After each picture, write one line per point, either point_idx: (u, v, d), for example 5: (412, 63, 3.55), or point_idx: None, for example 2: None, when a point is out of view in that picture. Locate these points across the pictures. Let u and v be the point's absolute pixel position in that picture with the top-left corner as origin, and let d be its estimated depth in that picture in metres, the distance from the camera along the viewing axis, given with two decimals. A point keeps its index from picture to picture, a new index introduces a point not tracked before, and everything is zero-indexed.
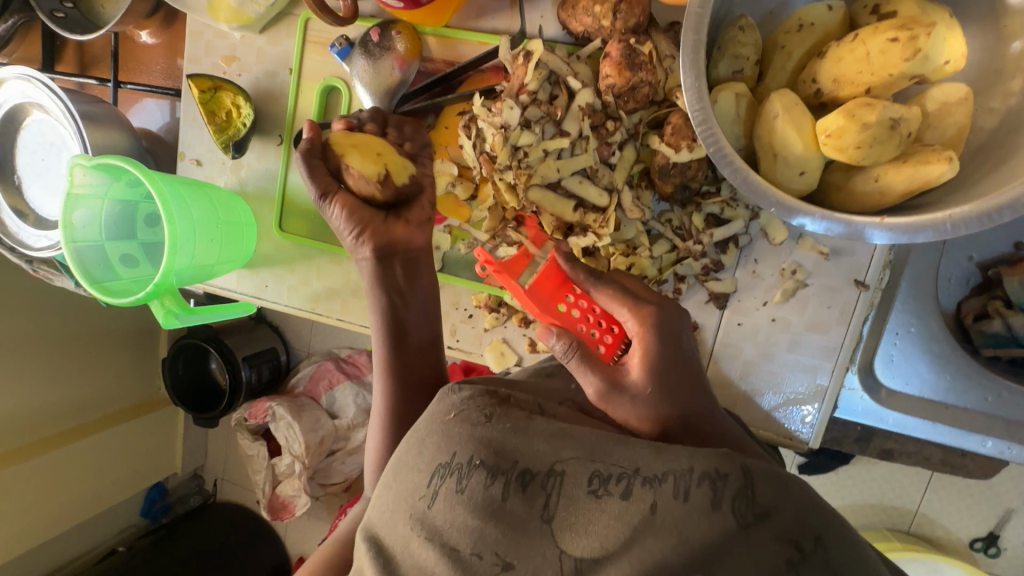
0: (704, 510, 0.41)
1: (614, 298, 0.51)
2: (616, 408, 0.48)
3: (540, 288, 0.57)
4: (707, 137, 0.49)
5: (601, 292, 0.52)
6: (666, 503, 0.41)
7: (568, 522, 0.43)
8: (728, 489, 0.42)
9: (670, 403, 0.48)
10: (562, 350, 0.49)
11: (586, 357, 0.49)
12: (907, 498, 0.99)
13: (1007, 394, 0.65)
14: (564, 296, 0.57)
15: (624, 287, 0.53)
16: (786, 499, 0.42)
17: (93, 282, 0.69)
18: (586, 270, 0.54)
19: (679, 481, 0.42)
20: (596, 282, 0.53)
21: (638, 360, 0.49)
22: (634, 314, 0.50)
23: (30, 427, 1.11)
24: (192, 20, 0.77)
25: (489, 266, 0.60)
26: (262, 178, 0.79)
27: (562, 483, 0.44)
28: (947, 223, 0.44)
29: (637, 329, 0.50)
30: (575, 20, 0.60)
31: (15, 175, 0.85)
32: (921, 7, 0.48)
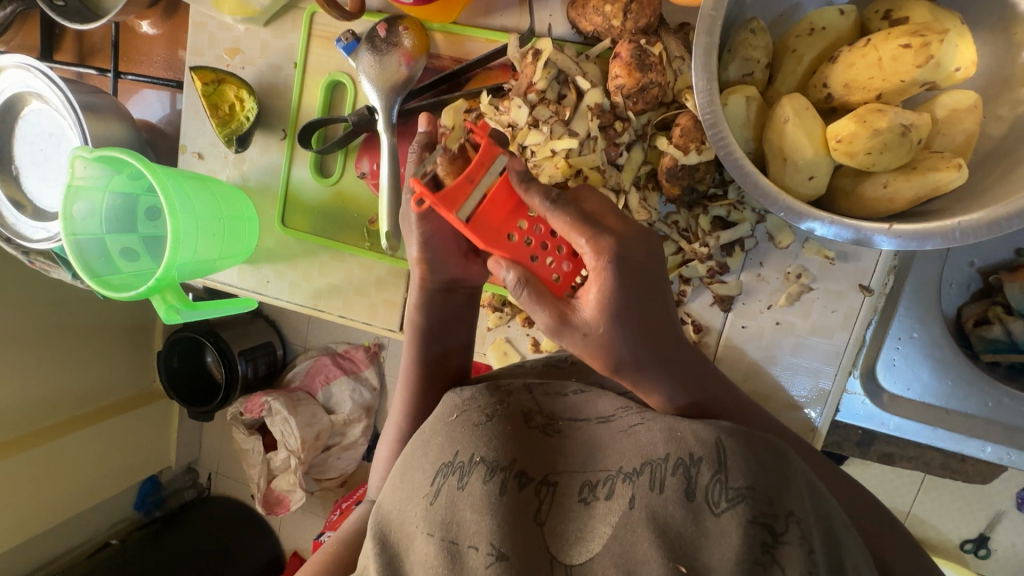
0: (677, 499, 0.42)
1: (569, 227, 0.46)
2: (567, 340, 0.47)
3: (484, 215, 0.47)
4: (718, 141, 0.49)
5: (557, 222, 0.46)
6: (644, 494, 0.43)
7: (560, 532, 0.44)
8: (702, 475, 0.43)
9: (624, 332, 0.46)
10: (514, 283, 0.46)
11: (538, 292, 0.45)
12: (899, 499, 1.00)
13: (1007, 400, 0.66)
14: (512, 223, 0.47)
15: (581, 210, 0.47)
16: (761, 478, 0.43)
17: (93, 275, 0.68)
18: (543, 192, 0.46)
19: (655, 471, 0.44)
20: (554, 207, 0.46)
21: (595, 297, 0.45)
22: (591, 245, 0.45)
23: (24, 419, 1.10)
24: (195, 11, 0.76)
25: (425, 198, 0.46)
26: (265, 172, 0.78)
27: (554, 493, 0.46)
28: (956, 230, 0.45)
29: (596, 264, 0.45)
30: (585, 19, 0.59)
31: (12, 165, 0.84)
32: (933, 13, 0.48)
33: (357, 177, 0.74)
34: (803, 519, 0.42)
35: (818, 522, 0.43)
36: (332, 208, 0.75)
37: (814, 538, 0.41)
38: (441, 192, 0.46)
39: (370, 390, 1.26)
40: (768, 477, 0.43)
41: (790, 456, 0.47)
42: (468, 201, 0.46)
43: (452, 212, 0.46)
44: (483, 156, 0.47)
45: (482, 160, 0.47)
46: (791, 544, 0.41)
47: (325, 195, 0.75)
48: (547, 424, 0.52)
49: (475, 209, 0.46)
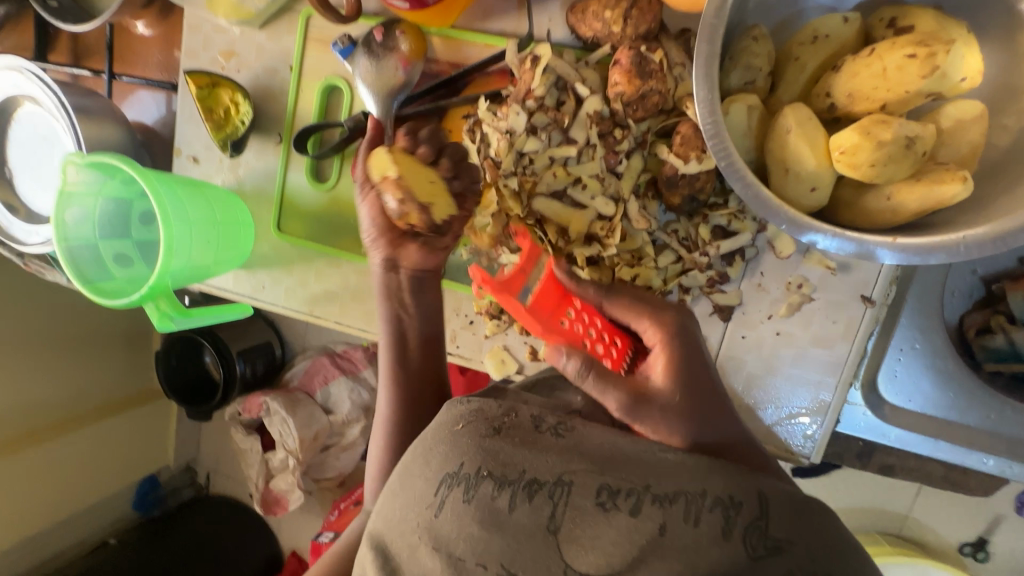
0: (713, 539, 0.41)
1: (626, 309, 0.56)
2: (640, 418, 0.49)
3: (541, 304, 0.59)
4: (719, 151, 0.48)
5: (613, 307, 0.57)
6: (676, 526, 0.41)
7: (575, 536, 0.42)
8: (741, 517, 0.42)
9: (692, 413, 0.50)
10: (575, 370, 0.51)
11: (601, 374, 0.50)
12: (899, 503, 0.99)
13: (1010, 412, 0.65)
14: (564, 312, 0.59)
15: (633, 299, 0.57)
16: (800, 537, 0.43)
17: (86, 282, 0.68)
18: (596, 285, 0.58)
19: (691, 504, 0.42)
20: (609, 298, 0.57)
21: (660, 366, 0.52)
22: (651, 323, 0.55)
23: (20, 421, 1.09)
24: (190, 13, 0.75)
25: (485, 286, 0.59)
26: (260, 177, 0.77)
27: (569, 495, 0.43)
28: (961, 245, 0.44)
29: (657, 339, 0.54)
30: (584, 24, 0.58)
31: (6, 168, 0.83)
32: (938, 22, 0.48)
33: (353, 182, 0.73)
34: (831, 572, 0.42)
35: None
36: (328, 214, 0.75)
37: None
38: (499, 283, 0.60)
39: (368, 392, 1.25)
40: (809, 535, 0.43)
41: (825, 509, 0.47)
42: (525, 287, 0.60)
43: (513, 297, 0.60)
44: (532, 253, 0.60)
45: (530, 258, 0.60)
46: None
47: (321, 200, 0.75)
48: (559, 422, 0.49)
49: (531, 298, 0.60)
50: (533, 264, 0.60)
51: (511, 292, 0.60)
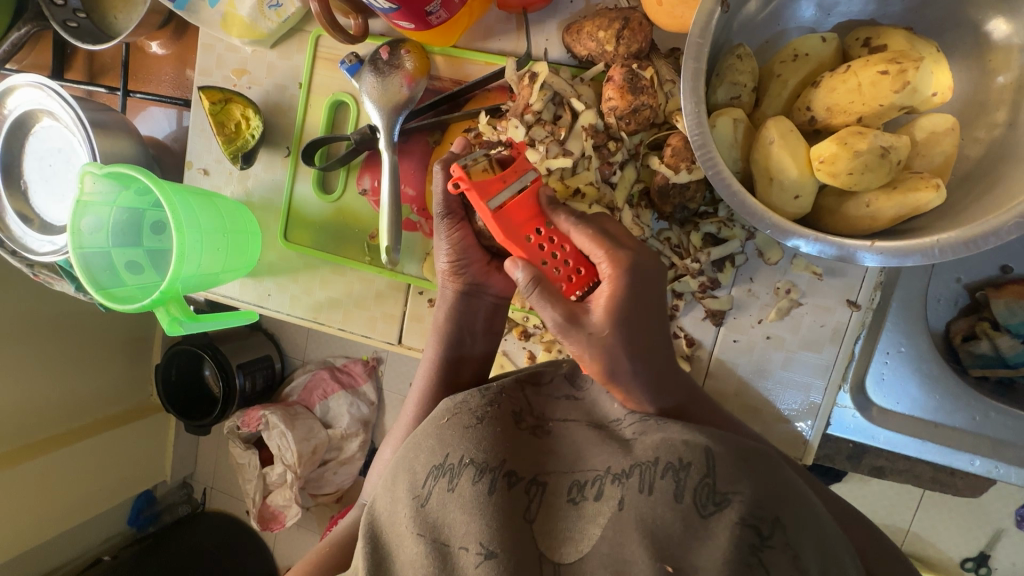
0: (666, 502, 0.42)
1: (591, 240, 0.53)
2: (573, 339, 0.51)
3: (510, 214, 0.55)
4: (706, 161, 0.50)
5: (580, 236, 0.54)
6: (632, 497, 0.43)
7: (549, 530, 0.45)
8: (690, 478, 0.43)
9: (625, 344, 0.51)
10: (524, 283, 0.52)
11: (546, 291, 0.51)
12: (898, 515, 1.00)
13: (995, 413, 0.67)
14: (532, 228, 0.55)
15: (601, 229, 0.55)
16: (746, 482, 0.43)
17: (98, 288, 0.70)
18: (568, 211, 0.55)
19: (644, 474, 0.44)
20: (577, 225, 0.54)
21: (603, 302, 0.51)
22: (608, 256, 0.52)
23: (20, 431, 1.10)
24: (204, 34, 0.79)
25: (462, 183, 0.55)
26: (269, 189, 0.80)
27: (543, 492, 0.47)
28: (935, 248, 0.46)
29: (610, 271, 0.52)
30: (579, 44, 0.62)
31: (22, 180, 0.86)
32: (910, 42, 0.51)
33: (359, 193, 0.76)
34: (788, 523, 0.42)
35: (806, 532, 0.43)
36: (334, 224, 0.77)
37: (802, 546, 0.42)
38: (478, 183, 0.55)
39: (368, 404, 1.26)
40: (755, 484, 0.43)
41: (778, 466, 0.49)
42: (502, 193, 0.55)
43: (485, 198, 0.55)
44: (516, 168, 0.57)
45: (517, 169, 0.57)
46: (778, 548, 0.40)
47: (327, 211, 0.77)
48: (537, 425, 0.54)
49: (503, 204, 0.55)
50: (517, 176, 0.56)
51: (483, 194, 0.55)
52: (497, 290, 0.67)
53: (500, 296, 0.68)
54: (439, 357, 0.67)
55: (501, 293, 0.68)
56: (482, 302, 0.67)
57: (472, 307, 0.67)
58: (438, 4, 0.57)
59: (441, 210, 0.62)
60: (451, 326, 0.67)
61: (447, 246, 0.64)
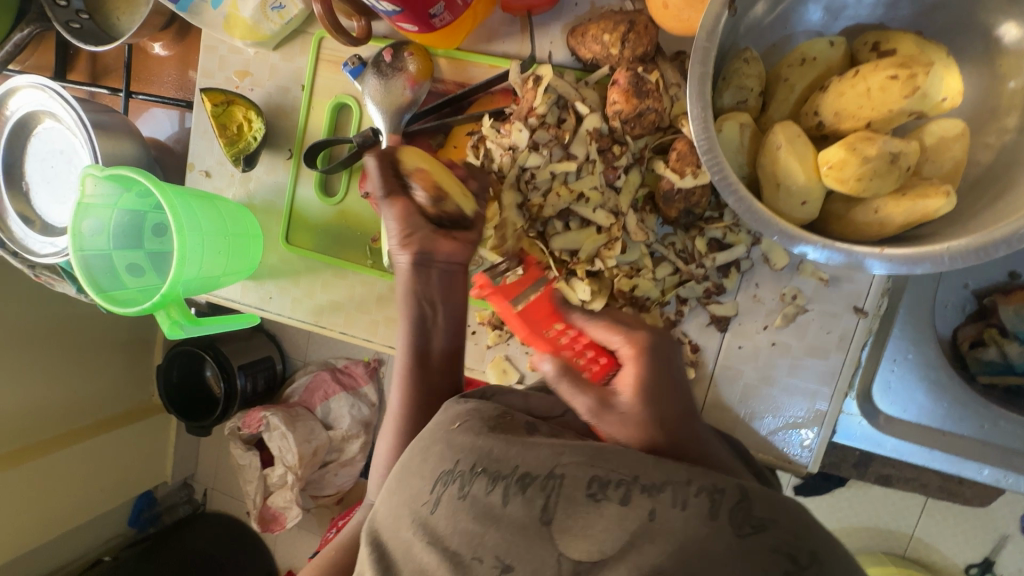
0: (701, 517, 0.41)
1: (608, 326, 0.56)
2: (606, 424, 0.50)
3: (531, 311, 0.61)
4: (712, 166, 0.50)
5: (596, 328, 0.57)
6: (665, 510, 0.42)
7: (568, 526, 0.43)
8: (725, 501, 0.43)
9: (655, 420, 0.49)
10: (553, 374, 0.52)
11: (575, 379, 0.52)
12: (902, 521, 1.00)
13: (1003, 421, 0.66)
14: (552, 324, 0.61)
15: (617, 320, 0.58)
16: (783, 513, 0.43)
17: (100, 291, 0.69)
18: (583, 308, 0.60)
19: (677, 490, 0.43)
20: (590, 319, 0.58)
21: (630, 384, 0.51)
22: (626, 339, 0.54)
23: (19, 432, 1.09)
24: (207, 35, 0.78)
25: (484, 288, 0.62)
26: (271, 191, 0.79)
27: (562, 486, 0.44)
28: (945, 255, 0.45)
29: (631, 352, 0.53)
30: (584, 47, 0.61)
31: (24, 181, 0.85)
32: (919, 46, 0.50)
33: (361, 197, 0.75)
34: (826, 558, 0.42)
35: (838, 564, 0.43)
36: (337, 227, 0.77)
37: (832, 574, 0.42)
38: (497, 286, 0.61)
39: (369, 407, 1.26)
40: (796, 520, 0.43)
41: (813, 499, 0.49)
42: (521, 295, 0.62)
43: (507, 300, 0.61)
44: (532, 274, 0.63)
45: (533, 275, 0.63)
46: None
47: (329, 213, 0.77)
48: None
49: (523, 305, 0.61)
50: (534, 280, 0.63)
51: (505, 295, 0.61)
52: (447, 257, 0.63)
53: (453, 263, 0.63)
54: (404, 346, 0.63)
55: (453, 259, 0.63)
56: (432, 274, 0.63)
57: (424, 278, 0.63)
58: (441, 7, 0.57)
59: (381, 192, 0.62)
60: (412, 303, 0.63)
61: (394, 220, 0.62)
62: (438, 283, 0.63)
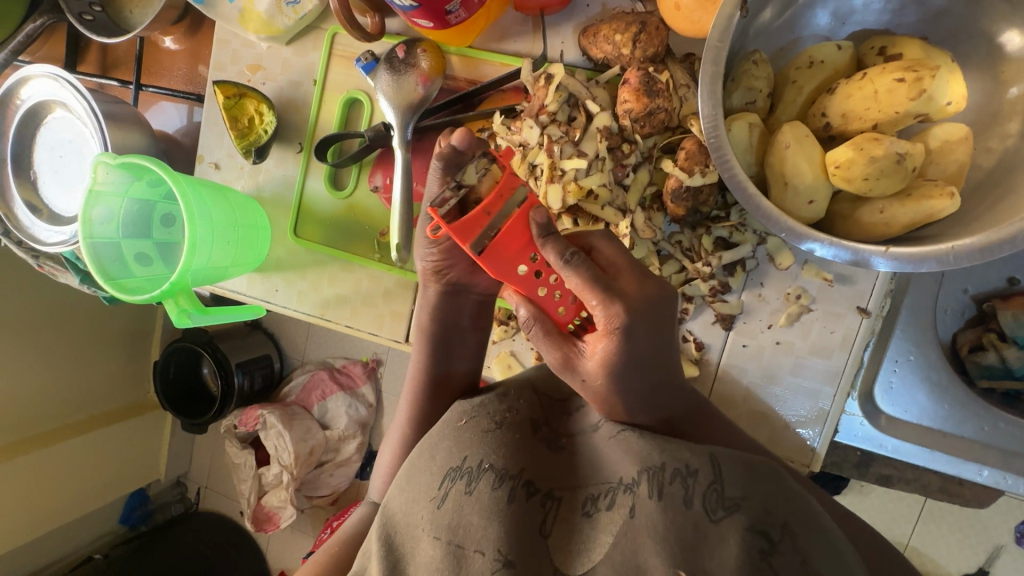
0: (675, 508, 0.43)
1: (584, 286, 0.47)
2: (571, 378, 0.52)
3: (501, 245, 0.48)
4: (722, 163, 0.50)
5: (570, 278, 0.48)
6: (644, 504, 0.43)
7: (564, 542, 0.45)
8: (698, 484, 0.44)
9: (640, 386, 0.51)
10: (526, 318, 0.53)
11: (545, 331, 0.51)
12: (898, 529, 1.00)
13: (1003, 424, 0.67)
14: (527, 254, 0.49)
15: (597, 269, 0.48)
16: (755, 492, 0.44)
17: (108, 278, 0.70)
18: (560, 249, 0.48)
19: (653, 478, 0.44)
20: (568, 264, 0.47)
21: (596, 355, 0.48)
22: (602, 308, 0.47)
23: (15, 424, 1.09)
24: (220, 29, 0.79)
25: (442, 226, 0.48)
26: (280, 184, 0.80)
27: (558, 508, 0.47)
28: (950, 254, 0.46)
29: (607, 326, 0.47)
30: (596, 46, 0.62)
31: (31, 170, 0.86)
32: (925, 51, 0.52)
33: (370, 190, 0.75)
34: (797, 532, 0.42)
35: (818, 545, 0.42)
36: (345, 220, 0.77)
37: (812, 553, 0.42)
38: (459, 223, 0.48)
39: (366, 406, 1.25)
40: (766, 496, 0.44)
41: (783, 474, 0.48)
42: (484, 231, 0.48)
43: (468, 243, 0.48)
44: (502, 189, 0.48)
45: (501, 192, 0.48)
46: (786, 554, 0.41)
47: (338, 207, 0.77)
48: (553, 439, 0.54)
49: (496, 236, 0.48)
50: (504, 200, 0.49)
51: (465, 236, 0.48)
52: (480, 288, 0.64)
53: (486, 295, 0.65)
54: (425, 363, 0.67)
55: (488, 292, 0.65)
56: (467, 301, 0.65)
57: (455, 305, 0.64)
58: (457, 4, 0.58)
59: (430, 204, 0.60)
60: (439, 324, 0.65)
61: (434, 249, 0.60)
62: (467, 311, 0.65)
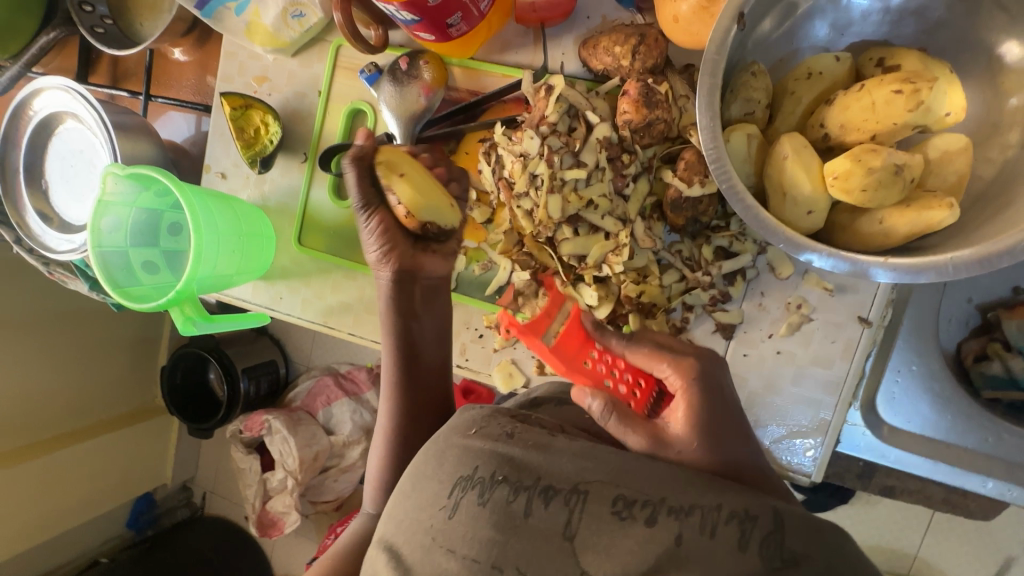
0: (728, 547, 0.41)
1: (650, 356, 0.57)
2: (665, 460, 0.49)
3: (562, 346, 0.64)
4: (721, 175, 0.51)
5: (634, 353, 0.58)
6: (692, 537, 0.41)
7: (593, 542, 0.43)
8: (756, 531, 0.41)
9: (716, 444, 0.50)
10: (600, 410, 0.52)
11: (622, 416, 0.52)
12: (906, 540, 0.99)
13: (1007, 435, 0.66)
14: (588, 354, 0.64)
15: (657, 342, 0.59)
16: (818, 551, 0.41)
17: (115, 286, 0.71)
18: (616, 333, 0.60)
19: (706, 515, 0.42)
20: (629, 344, 0.59)
21: (682, 414, 0.52)
22: (674, 368, 0.55)
23: (25, 430, 1.11)
24: (228, 41, 0.81)
25: (513, 329, 0.66)
26: (285, 193, 0.81)
27: (586, 502, 0.44)
28: (949, 265, 0.46)
29: (681, 383, 0.54)
30: (596, 58, 0.63)
31: (43, 179, 0.87)
32: (923, 63, 0.52)
33: None
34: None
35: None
36: (349, 229, 0.78)
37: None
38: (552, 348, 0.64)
39: (371, 414, 1.26)
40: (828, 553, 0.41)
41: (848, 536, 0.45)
42: (548, 330, 0.66)
43: (538, 338, 0.65)
44: (553, 302, 0.67)
45: (553, 305, 0.67)
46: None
47: (341, 216, 0.78)
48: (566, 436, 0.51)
49: (554, 340, 0.65)
50: (557, 309, 0.67)
51: (534, 333, 0.65)
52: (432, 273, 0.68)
53: (434, 278, 0.68)
54: (394, 346, 0.66)
55: (438, 275, 0.68)
56: (416, 288, 0.67)
57: (406, 292, 0.66)
58: (458, 17, 0.59)
59: (360, 205, 0.63)
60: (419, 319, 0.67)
61: (373, 233, 0.64)
62: (418, 297, 0.67)
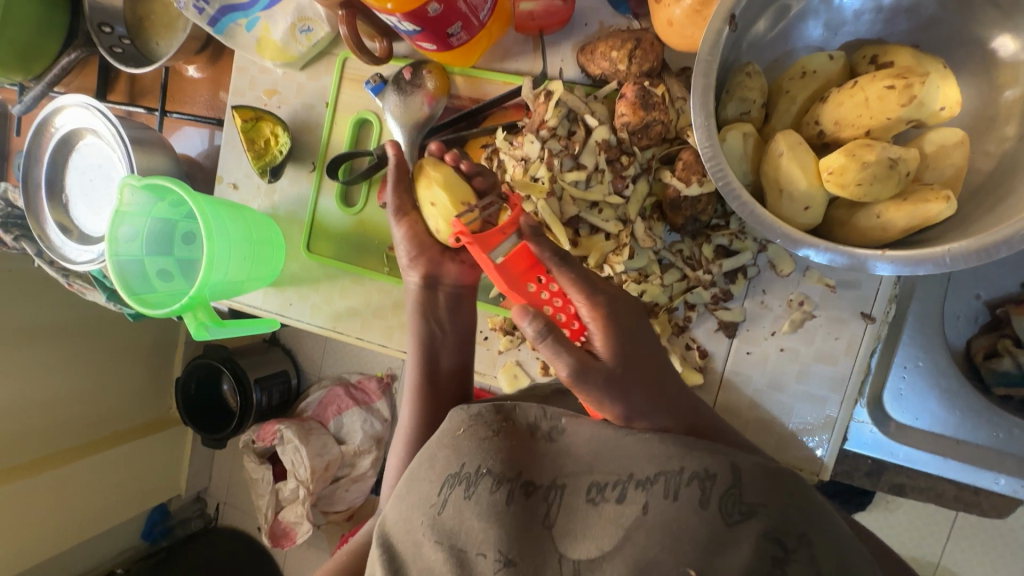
0: (693, 511, 0.42)
1: (552, 353, 0.50)
2: (587, 385, 0.50)
3: (511, 266, 0.56)
4: (717, 172, 0.51)
5: (545, 349, 0.50)
6: (657, 503, 0.43)
7: (569, 530, 0.44)
8: (717, 487, 0.43)
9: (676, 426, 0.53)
10: (536, 331, 0.49)
11: (559, 338, 0.49)
12: (928, 548, 0.98)
13: (1019, 430, 0.66)
14: (534, 278, 0.56)
15: (584, 272, 0.55)
16: (772, 497, 0.44)
17: (131, 294, 0.73)
18: (537, 327, 0.49)
19: (670, 481, 0.43)
20: (544, 343, 0.49)
21: (599, 341, 0.52)
22: (572, 373, 0.49)
23: (44, 441, 1.14)
24: (239, 57, 0.83)
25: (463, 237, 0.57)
26: (294, 203, 0.83)
27: (563, 496, 0.46)
28: (946, 257, 0.46)
29: (573, 384, 0.50)
30: (593, 63, 0.65)
31: (63, 194, 0.91)
32: (915, 58, 0.52)
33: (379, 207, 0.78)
34: (814, 539, 0.43)
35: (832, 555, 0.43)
36: (357, 236, 0.80)
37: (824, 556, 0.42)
38: (478, 236, 0.57)
39: (381, 422, 1.27)
40: (786, 503, 0.43)
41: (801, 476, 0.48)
42: (501, 245, 0.57)
43: (487, 251, 0.56)
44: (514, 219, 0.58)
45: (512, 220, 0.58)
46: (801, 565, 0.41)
47: (348, 223, 0.80)
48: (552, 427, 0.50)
49: (503, 257, 0.56)
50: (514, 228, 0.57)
51: (484, 246, 0.56)
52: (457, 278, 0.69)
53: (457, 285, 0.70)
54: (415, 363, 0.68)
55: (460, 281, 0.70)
56: (439, 295, 0.69)
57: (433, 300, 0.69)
58: (458, 27, 0.61)
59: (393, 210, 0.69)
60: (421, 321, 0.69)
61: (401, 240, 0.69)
62: None
